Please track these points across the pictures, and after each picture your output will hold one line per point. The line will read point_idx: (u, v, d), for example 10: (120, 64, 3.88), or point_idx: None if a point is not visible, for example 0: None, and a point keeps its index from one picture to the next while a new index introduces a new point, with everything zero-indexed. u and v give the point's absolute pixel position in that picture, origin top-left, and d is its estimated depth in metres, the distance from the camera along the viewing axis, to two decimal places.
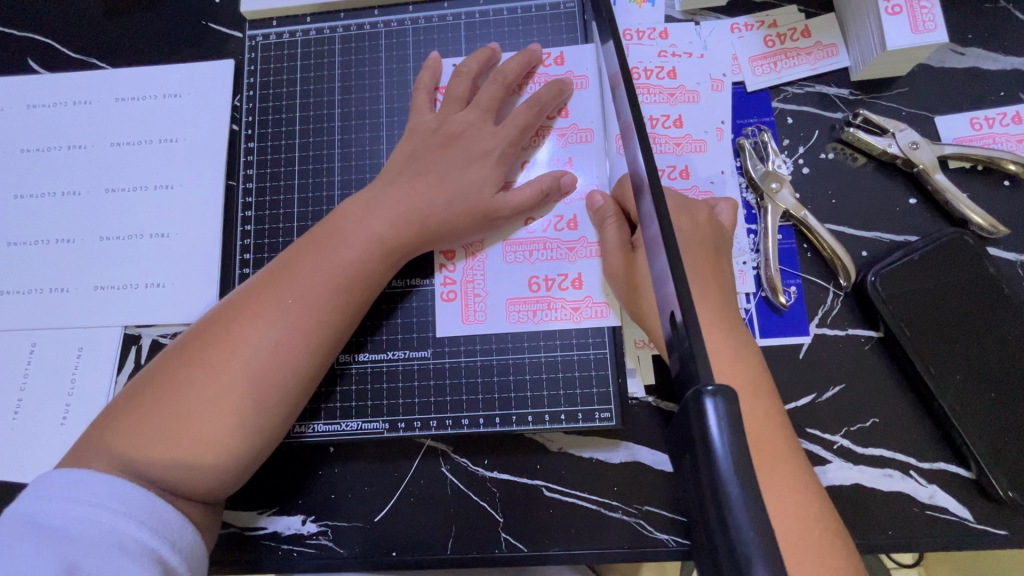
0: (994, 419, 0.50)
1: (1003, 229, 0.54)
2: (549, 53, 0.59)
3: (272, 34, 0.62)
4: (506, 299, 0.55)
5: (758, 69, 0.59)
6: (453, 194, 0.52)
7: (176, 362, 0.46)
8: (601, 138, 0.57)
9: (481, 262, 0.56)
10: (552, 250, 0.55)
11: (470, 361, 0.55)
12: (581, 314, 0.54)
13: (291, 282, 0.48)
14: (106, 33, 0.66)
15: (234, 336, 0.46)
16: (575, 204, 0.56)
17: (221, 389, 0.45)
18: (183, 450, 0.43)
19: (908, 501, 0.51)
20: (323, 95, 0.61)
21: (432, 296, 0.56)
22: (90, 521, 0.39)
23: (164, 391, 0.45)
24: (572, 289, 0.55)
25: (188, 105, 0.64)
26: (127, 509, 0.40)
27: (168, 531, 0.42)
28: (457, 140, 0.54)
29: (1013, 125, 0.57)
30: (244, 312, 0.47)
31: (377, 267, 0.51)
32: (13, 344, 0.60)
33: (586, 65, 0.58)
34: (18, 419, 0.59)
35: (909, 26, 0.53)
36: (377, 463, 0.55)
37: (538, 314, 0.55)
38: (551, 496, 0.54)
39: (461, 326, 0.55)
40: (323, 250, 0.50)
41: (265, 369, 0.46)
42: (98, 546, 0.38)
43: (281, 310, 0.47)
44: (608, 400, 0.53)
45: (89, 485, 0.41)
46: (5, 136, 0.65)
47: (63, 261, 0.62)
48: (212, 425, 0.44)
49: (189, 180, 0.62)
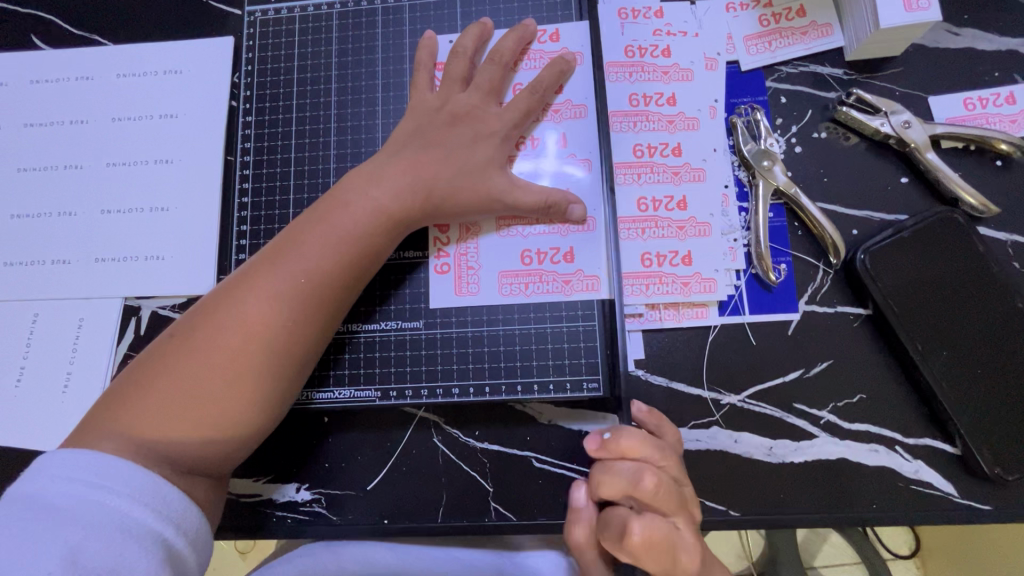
0: (979, 395, 0.51)
1: (994, 208, 0.54)
2: (544, 30, 0.59)
3: (271, 10, 0.63)
4: (498, 272, 0.56)
5: (752, 48, 0.59)
6: (446, 167, 0.53)
7: (183, 343, 0.46)
8: (595, 114, 0.57)
9: (473, 236, 0.57)
10: (544, 225, 0.56)
11: (462, 332, 0.56)
12: (572, 287, 0.55)
13: (298, 259, 0.48)
14: (109, 10, 0.68)
15: (242, 313, 0.47)
16: (578, 186, 0.56)
17: (232, 368, 0.46)
18: (197, 425, 0.45)
19: (893, 476, 0.52)
20: (321, 70, 0.62)
21: (426, 270, 0.57)
22: (92, 501, 0.39)
23: (175, 370, 0.45)
24: (563, 263, 0.55)
25: (189, 81, 0.65)
26: (131, 491, 0.40)
27: (173, 513, 0.42)
28: (458, 119, 0.54)
29: (1006, 106, 0.57)
30: (251, 289, 0.47)
31: (374, 241, 0.51)
32: (15, 314, 0.62)
33: (581, 42, 0.58)
34: (20, 388, 0.60)
35: (902, 4, 0.53)
36: (371, 432, 0.56)
37: (530, 287, 0.55)
38: (541, 467, 0.55)
39: (452, 298, 0.56)
40: (329, 227, 0.50)
41: (276, 347, 0.47)
42: (101, 528, 0.38)
43: (288, 288, 0.48)
44: (596, 369, 0.54)
45: (96, 465, 0.41)
46: (8, 109, 0.66)
47: (64, 234, 0.63)
48: (226, 401, 0.45)
49: (189, 155, 0.63)
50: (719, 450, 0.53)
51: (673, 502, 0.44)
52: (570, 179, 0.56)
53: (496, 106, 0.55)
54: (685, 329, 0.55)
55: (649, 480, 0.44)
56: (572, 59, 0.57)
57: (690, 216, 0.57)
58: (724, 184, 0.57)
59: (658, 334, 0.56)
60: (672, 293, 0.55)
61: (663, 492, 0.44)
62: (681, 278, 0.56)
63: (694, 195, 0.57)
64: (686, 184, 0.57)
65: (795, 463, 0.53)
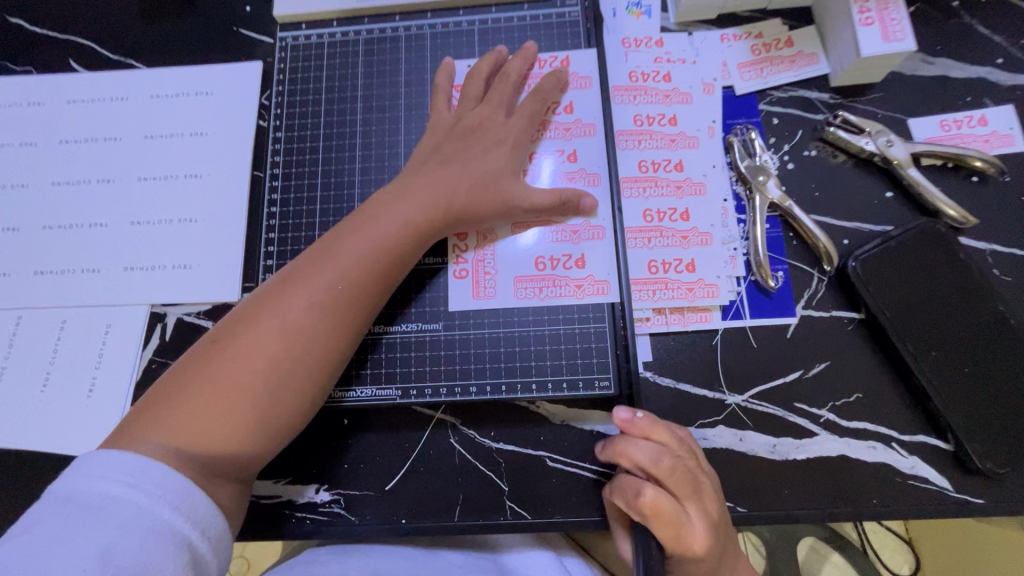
0: (967, 393, 0.54)
1: (972, 219, 0.59)
2: (555, 57, 0.64)
3: (301, 36, 0.67)
4: (514, 277, 0.59)
5: (746, 74, 0.64)
6: (470, 174, 0.56)
7: (223, 345, 0.48)
8: (602, 132, 0.61)
9: (489, 243, 0.60)
10: (558, 234, 0.59)
11: (479, 334, 0.59)
12: (584, 291, 0.58)
13: (338, 267, 0.51)
14: (146, 39, 0.73)
15: (281, 316, 0.48)
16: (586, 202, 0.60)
17: (275, 373, 0.47)
18: (238, 427, 0.46)
19: (892, 472, 0.55)
20: (347, 91, 0.66)
21: (444, 276, 0.60)
22: (124, 500, 0.39)
23: (214, 372, 0.46)
24: (575, 268, 0.59)
25: (219, 101, 0.69)
26: (162, 492, 0.40)
27: (200, 517, 0.42)
28: (473, 133, 0.58)
29: (979, 127, 0.62)
30: (292, 296, 0.49)
31: (405, 249, 0.54)
32: (45, 320, 0.64)
33: (590, 68, 0.63)
34: (46, 392, 0.62)
35: (881, 35, 0.58)
36: (389, 433, 0.58)
37: (544, 291, 0.58)
38: (555, 466, 0.57)
39: (469, 301, 0.59)
40: (365, 235, 0.53)
41: (316, 351, 0.49)
42: (134, 528, 0.38)
43: (328, 295, 0.50)
44: (607, 368, 0.57)
45: (131, 467, 0.41)
46: (45, 128, 0.70)
47: (94, 244, 0.66)
48: (264, 401, 0.47)
49: (217, 169, 0.67)
50: (724, 448, 0.56)
51: (687, 486, 0.46)
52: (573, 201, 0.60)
53: (505, 117, 0.59)
54: (690, 332, 0.59)
55: (667, 461, 0.47)
56: (566, 72, 0.62)
57: (693, 227, 0.61)
58: (724, 198, 0.61)
59: (665, 337, 0.59)
60: (677, 297, 0.59)
61: (678, 474, 0.47)
62: (686, 284, 0.59)
63: (696, 207, 0.61)
64: (688, 197, 0.61)
65: (798, 460, 0.55)
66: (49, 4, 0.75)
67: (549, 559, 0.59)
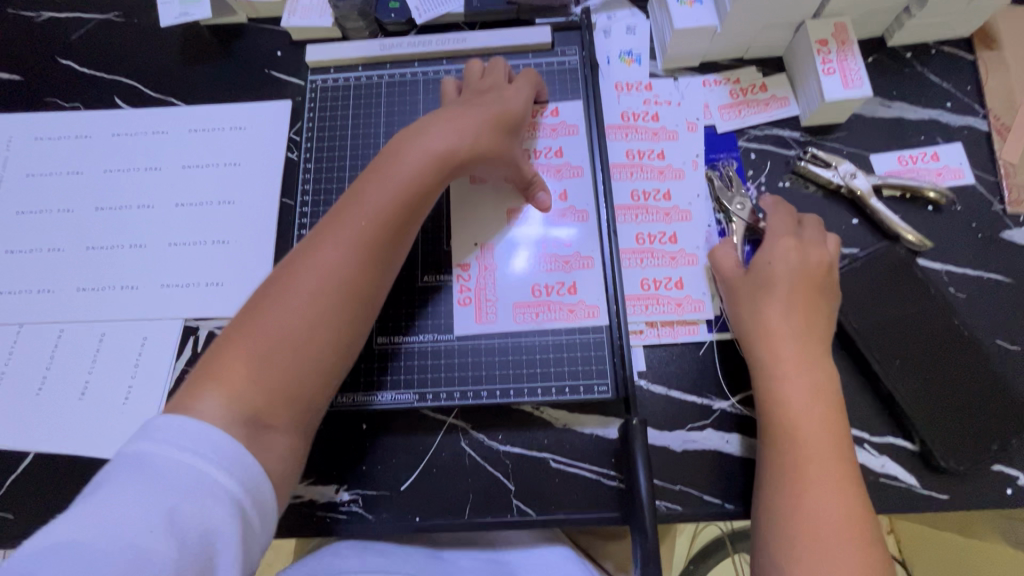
0: (928, 396, 0.60)
1: (928, 243, 0.65)
2: (548, 107, 0.72)
3: (329, 79, 0.75)
4: (514, 304, 0.65)
5: (726, 115, 0.72)
6: (488, 122, 0.60)
7: (269, 292, 0.52)
8: (589, 173, 0.69)
9: (492, 272, 0.66)
10: (553, 264, 0.66)
11: (493, 345, 0.64)
12: (577, 314, 0.64)
13: (365, 208, 0.55)
14: (185, 80, 0.80)
15: (317, 255, 0.53)
16: (573, 234, 0.67)
17: (317, 311, 0.51)
18: (293, 352, 0.50)
19: (865, 471, 0.60)
20: (371, 127, 0.73)
21: (450, 304, 0.66)
22: (186, 466, 0.42)
23: (260, 314, 0.50)
24: (568, 295, 0.65)
25: (251, 135, 0.76)
26: (218, 458, 0.43)
27: (252, 485, 0.44)
28: (486, 93, 0.64)
29: (932, 162, 0.70)
30: (327, 239, 0.53)
31: (427, 187, 0.57)
32: (85, 334, 0.69)
33: (578, 117, 0.71)
34: (85, 400, 0.67)
35: (842, 83, 0.67)
36: (404, 437, 0.63)
37: (540, 315, 0.64)
38: (557, 467, 0.62)
39: (474, 325, 0.65)
40: (387, 179, 0.56)
41: (348, 284, 0.53)
42: (196, 493, 0.41)
43: (354, 237, 0.54)
44: (605, 374, 0.62)
45: (188, 430, 0.43)
46: (90, 158, 0.77)
47: (134, 264, 0.72)
48: (305, 332, 0.50)
49: (249, 196, 0.74)
50: (713, 449, 0.61)
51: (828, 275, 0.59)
52: (561, 235, 0.67)
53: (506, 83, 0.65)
54: (680, 343, 0.65)
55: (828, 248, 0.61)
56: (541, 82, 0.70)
57: (680, 248, 0.67)
58: (708, 224, 0.68)
59: (657, 348, 0.65)
60: (667, 312, 0.65)
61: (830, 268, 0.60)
62: (675, 300, 0.65)
63: (683, 232, 0.68)
64: (676, 223, 0.68)
65: None
66: (96, 48, 0.83)
67: (557, 555, 0.63)
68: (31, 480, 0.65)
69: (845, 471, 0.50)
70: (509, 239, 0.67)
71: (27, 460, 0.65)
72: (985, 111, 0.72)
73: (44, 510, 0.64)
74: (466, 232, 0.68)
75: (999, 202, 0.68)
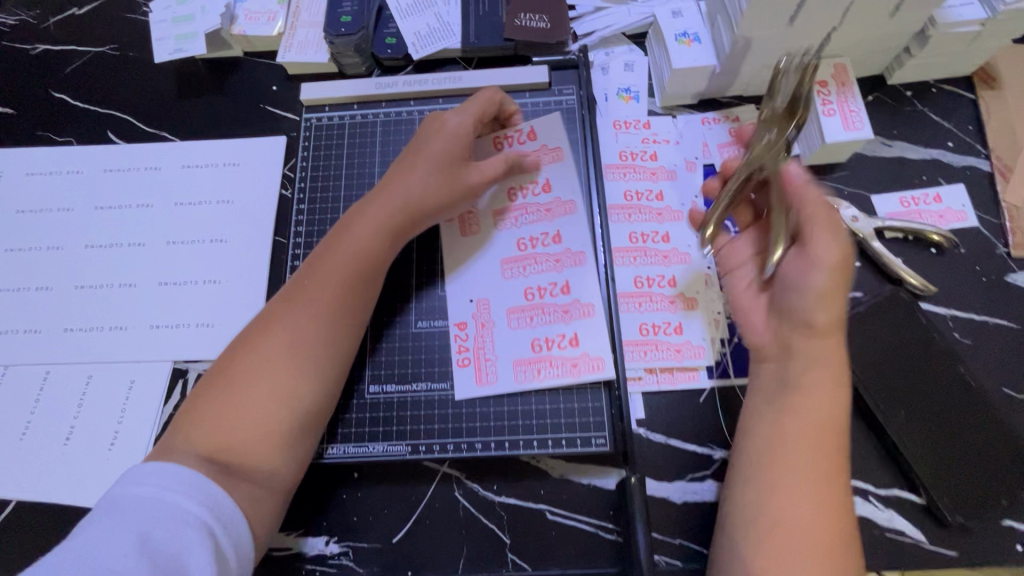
0: (934, 446, 0.58)
1: (931, 288, 0.65)
2: (521, 129, 0.69)
3: (324, 117, 0.74)
4: (513, 362, 0.63)
5: (725, 153, 0.71)
6: (431, 175, 0.61)
7: (232, 365, 0.54)
8: (583, 208, 0.67)
9: (490, 330, 0.64)
10: (550, 314, 0.64)
11: (500, 406, 0.62)
12: (580, 369, 0.62)
13: (322, 278, 0.57)
14: (179, 115, 0.79)
15: (274, 328, 0.55)
16: (572, 280, 0.65)
17: (276, 375, 0.53)
18: (253, 420, 0.52)
19: (872, 525, 0.58)
20: (366, 166, 0.73)
21: (450, 364, 0.64)
22: (158, 499, 0.46)
23: (225, 389, 0.53)
24: (569, 347, 0.63)
25: (245, 172, 0.75)
26: (188, 489, 0.47)
27: (222, 512, 0.47)
28: (435, 136, 0.63)
29: (934, 204, 0.69)
30: (285, 311, 0.56)
31: (380, 249, 0.60)
32: (71, 376, 0.68)
33: (556, 139, 0.68)
34: (69, 446, 0.65)
35: (842, 124, 0.66)
36: (396, 487, 0.62)
37: (541, 372, 0.62)
38: (554, 519, 0.60)
39: (475, 389, 0.62)
40: (344, 249, 0.59)
41: (302, 348, 0.55)
42: (167, 520, 0.44)
43: (317, 292, 0.57)
44: (603, 427, 0.61)
45: (160, 470, 0.47)
46: (82, 194, 0.76)
47: (122, 303, 0.70)
48: (261, 399, 0.52)
49: (241, 234, 0.72)
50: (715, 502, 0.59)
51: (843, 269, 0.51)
52: (555, 279, 0.65)
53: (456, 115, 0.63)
54: (679, 391, 0.63)
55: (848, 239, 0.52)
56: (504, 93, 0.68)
57: (680, 293, 0.66)
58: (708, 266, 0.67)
59: (656, 395, 0.63)
60: (666, 358, 0.64)
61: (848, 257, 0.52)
62: (674, 345, 0.64)
63: (682, 275, 0.67)
64: (675, 266, 0.67)
65: None
66: (90, 82, 0.82)
67: None
68: (11, 530, 0.63)
69: (835, 487, 0.48)
70: (503, 288, 0.65)
71: (8, 508, 0.63)
72: (986, 151, 0.71)
73: (22, 563, 0.62)
74: (458, 282, 0.66)
75: (1003, 245, 0.67)
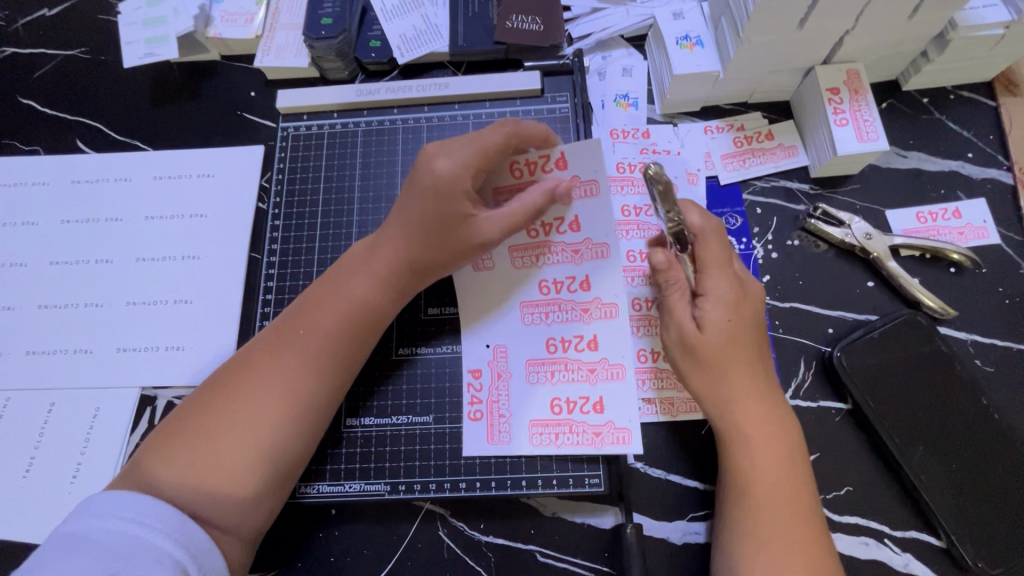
0: (955, 487, 0.54)
1: (951, 311, 0.60)
2: (550, 154, 0.54)
3: (302, 126, 0.70)
4: (529, 421, 0.57)
5: (729, 164, 0.67)
6: (435, 231, 0.54)
7: (203, 410, 0.49)
8: (617, 253, 0.56)
9: (506, 382, 0.58)
10: (574, 371, 0.57)
11: (509, 471, 0.57)
12: (602, 439, 0.55)
13: (317, 323, 0.53)
14: (152, 122, 0.75)
15: (262, 373, 0.51)
16: (600, 335, 0.57)
17: (260, 426, 0.49)
18: (231, 469, 0.47)
19: (884, 569, 0.55)
20: (346, 179, 0.68)
21: (461, 416, 0.58)
22: (128, 534, 0.42)
23: (197, 436, 0.48)
24: (593, 413, 0.56)
25: (219, 184, 0.71)
26: (162, 525, 0.43)
27: (197, 549, 0.44)
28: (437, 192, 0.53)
29: (953, 220, 0.65)
30: (275, 357, 0.52)
31: (381, 298, 0.55)
32: (33, 402, 0.64)
33: (593, 170, 0.53)
34: (28, 479, 0.61)
35: (855, 135, 0.61)
36: (377, 526, 0.57)
37: (560, 437, 0.56)
38: (544, 561, 0.56)
39: (485, 447, 0.57)
40: (337, 295, 0.55)
41: (292, 403, 0.51)
42: (137, 559, 0.40)
43: (309, 340, 0.53)
44: (597, 466, 0.56)
45: (130, 501, 0.43)
46: (47, 207, 0.72)
47: (88, 325, 0.66)
48: (240, 450, 0.48)
49: (215, 250, 0.68)
50: None
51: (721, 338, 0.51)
52: (568, 332, 0.57)
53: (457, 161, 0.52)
54: (679, 421, 0.59)
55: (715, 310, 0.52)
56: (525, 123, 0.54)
57: None
58: None
59: (654, 426, 0.59)
60: (666, 387, 0.59)
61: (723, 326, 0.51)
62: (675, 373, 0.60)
63: None
64: None
65: None
66: (59, 88, 0.78)
67: None
68: None
69: (809, 542, 0.47)
70: (525, 337, 0.58)
71: None
72: (1008, 163, 0.66)
73: None
74: (476, 326, 0.59)
75: None
